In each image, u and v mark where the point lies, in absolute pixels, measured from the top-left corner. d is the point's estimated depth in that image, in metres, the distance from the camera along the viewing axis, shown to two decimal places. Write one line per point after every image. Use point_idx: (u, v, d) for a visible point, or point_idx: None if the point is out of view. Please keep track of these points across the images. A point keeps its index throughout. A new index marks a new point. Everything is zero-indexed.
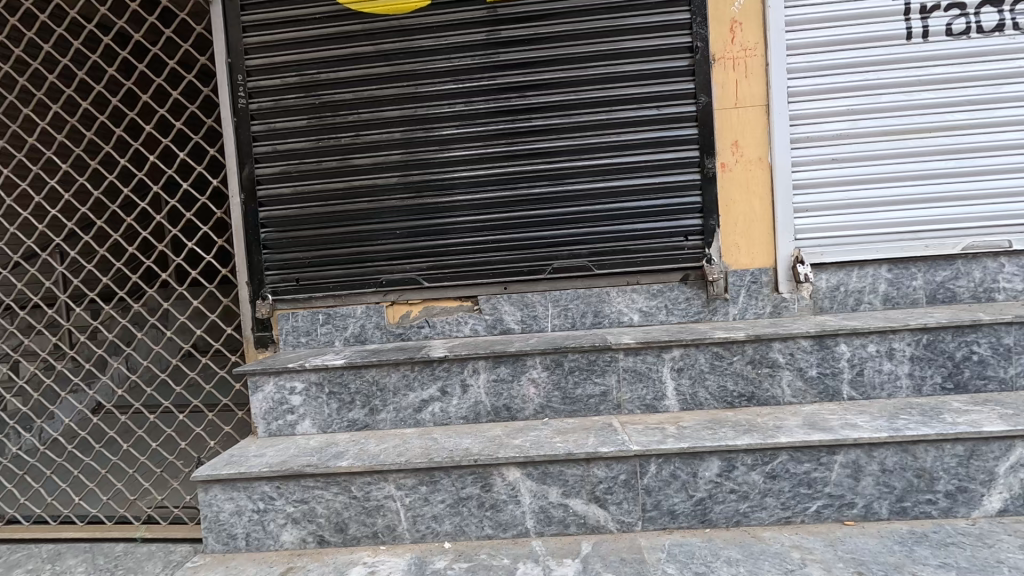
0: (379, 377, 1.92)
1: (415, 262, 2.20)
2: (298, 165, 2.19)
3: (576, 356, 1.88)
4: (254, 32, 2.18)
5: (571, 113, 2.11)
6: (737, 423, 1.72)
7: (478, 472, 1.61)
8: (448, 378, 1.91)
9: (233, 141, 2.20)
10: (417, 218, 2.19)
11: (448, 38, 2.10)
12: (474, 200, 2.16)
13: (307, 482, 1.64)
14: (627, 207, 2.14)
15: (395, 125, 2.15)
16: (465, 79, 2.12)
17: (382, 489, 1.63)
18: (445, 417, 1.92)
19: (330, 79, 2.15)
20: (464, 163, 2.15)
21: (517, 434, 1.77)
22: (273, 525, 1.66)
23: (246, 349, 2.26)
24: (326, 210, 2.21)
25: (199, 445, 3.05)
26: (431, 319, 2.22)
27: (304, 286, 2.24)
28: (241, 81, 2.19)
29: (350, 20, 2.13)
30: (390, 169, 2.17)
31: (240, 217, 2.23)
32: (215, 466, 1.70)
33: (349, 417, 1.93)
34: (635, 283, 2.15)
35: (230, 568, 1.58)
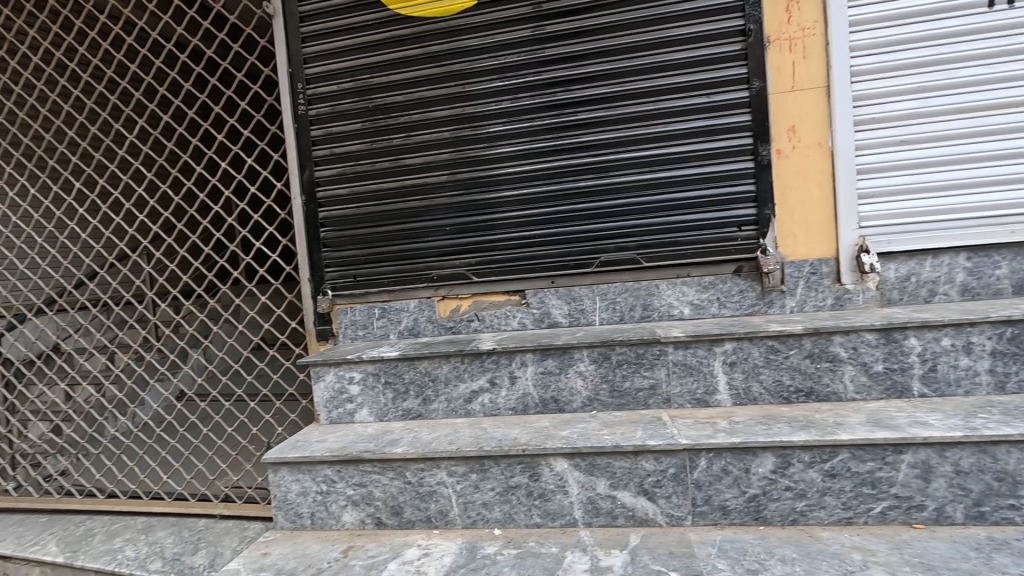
0: (431, 369, 1.99)
1: (465, 258, 2.26)
2: (353, 166, 2.31)
3: (624, 349, 1.88)
4: (312, 42, 2.31)
5: (617, 106, 2.09)
6: (794, 419, 1.66)
7: (526, 462, 1.65)
8: (496, 370, 1.96)
9: (294, 146, 2.34)
10: (466, 215, 2.24)
11: (494, 36, 2.14)
12: (521, 196, 2.19)
13: (365, 467, 1.73)
14: (676, 198, 2.10)
15: (444, 124, 2.21)
16: (511, 76, 2.14)
17: (435, 475, 1.70)
18: (494, 408, 1.97)
19: (382, 83, 2.25)
20: (511, 159, 2.18)
21: (563, 426, 1.79)
22: (334, 506, 1.77)
23: (309, 341, 2.41)
24: (380, 209, 2.31)
25: (268, 430, 3.28)
26: (480, 313, 2.27)
27: (361, 282, 2.36)
28: (301, 90, 2.33)
29: (400, 25, 2.21)
30: (439, 167, 2.24)
31: (302, 217, 2.37)
32: (283, 450, 1.83)
33: (403, 407, 2.02)
34: (685, 275, 2.11)
35: (297, 544, 1.71)
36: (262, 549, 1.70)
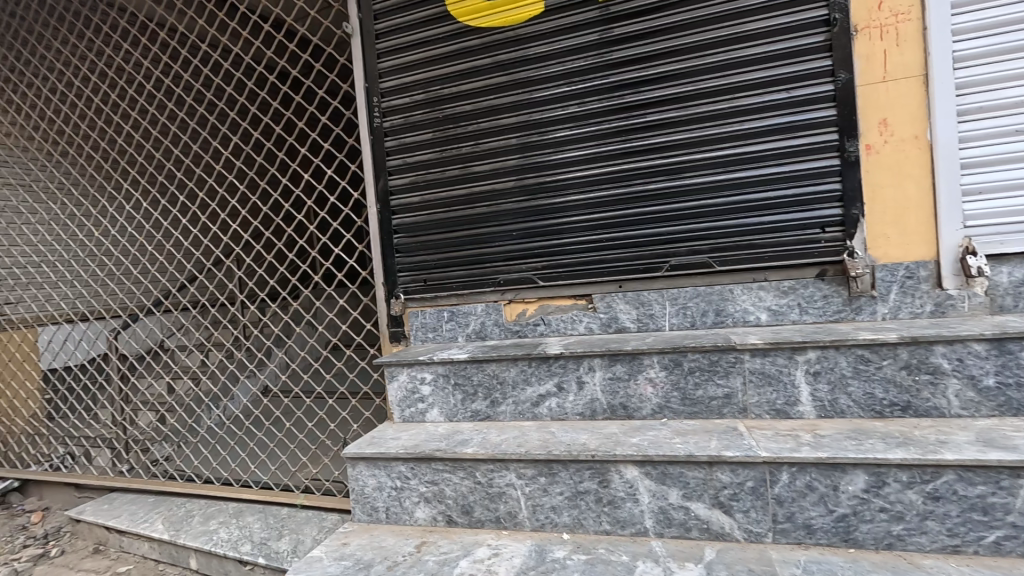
0: (499, 371, 2.02)
1: (532, 262, 2.28)
2: (424, 175, 2.40)
3: (696, 356, 1.82)
4: (386, 57, 2.43)
5: (689, 106, 2.04)
6: (888, 435, 1.54)
7: (596, 468, 1.63)
8: (564, 374, 1.96)
9: (370, 156, 2.47)
10: (532, 220, 2.27)
11: (561, 42, 2.15)
12: (587, 200, 2.19)
13: (437, 466, 1.79)
14: (752, 198, 2.01)
15: (511, 131, 2.25)
16: (578, 81, 2.15)
17: (505, 476, 1.72)
18: (562, 412, 1.97)
19: (452, 94, 2.32)
20: (577, 163, 2.18)
21: (634, 433, 1.75)
22: (408, 502, 1.83)
23: (383, 342, 2.53)
24: (450, 216, 2.38)
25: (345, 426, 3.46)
26: (547, 317, 2.28)
27: (431, 286, 2.44)
28: (376, 103, 2.45)
29: (469, 36, 2.28)
30: (507, 173, 2.28)
31: (377, 224, 2.50)
32: (360, 445, 1.94)
33: (472, 408, 2.07)
34: (762, 280, 2.02)
35: (374, 537, 1.79)
36: (342, 539, 1.80)
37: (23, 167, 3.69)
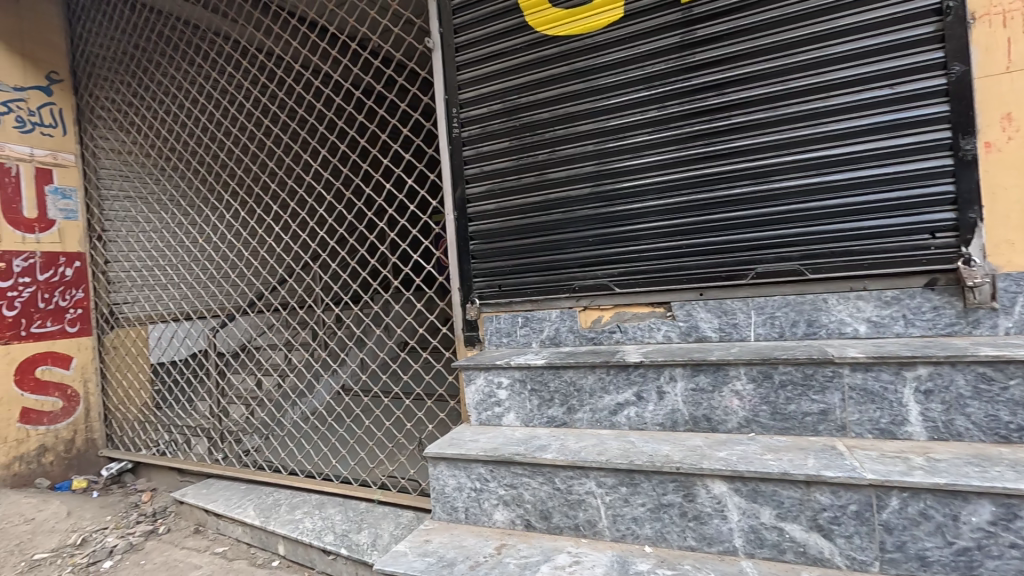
0: (576, 378, 2.01)
1: (608, 268, 2.26)
2: (501, 183, 2.45)
3: (788, 368, 1.72)
4: (466, 70, 2.51)
5: (777, 106, 1.95)
6: (1018, 463, 1.39)
7: (680, 480, 1.58)
8: (644, 384, 1.91)
9: (449, 166, 2.57)
10: (608, 226, 2.25)
11: (640, 47, 2.13)
12: (665, 206, 2.15)
13: (516, 469, 1.81)
14: (848, 203, 1.89)
15: (589, 137, 2.25)
16: (658, 85, 2.12)
17: (584, 484, 1.71)
18: (641, 422, 1.93)
19: (529, 102, 2.36)
20: (656, 168, 2.15)
21: (720, 447, 1.69)
22: (487, 504, 1.86)
23: (458, 346, 2.60)
24: (525, 223, 2.41)
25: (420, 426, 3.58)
26: (623, 324, 2.25)
27: (506, 291, 2.48)
28: (456, 114, 2.54)
29: (547, 45, 2.30)
30: (583, 180, 2.28)
31: (454, 231, 2.58)
32: (441, 446, 1.99)
33: (549, 414, 2.07)
34: (860, 289, 1.89)
35: (454, 536, 1.84)
36: (424, 535, 1.86)
37: (141, 181, 4.17)
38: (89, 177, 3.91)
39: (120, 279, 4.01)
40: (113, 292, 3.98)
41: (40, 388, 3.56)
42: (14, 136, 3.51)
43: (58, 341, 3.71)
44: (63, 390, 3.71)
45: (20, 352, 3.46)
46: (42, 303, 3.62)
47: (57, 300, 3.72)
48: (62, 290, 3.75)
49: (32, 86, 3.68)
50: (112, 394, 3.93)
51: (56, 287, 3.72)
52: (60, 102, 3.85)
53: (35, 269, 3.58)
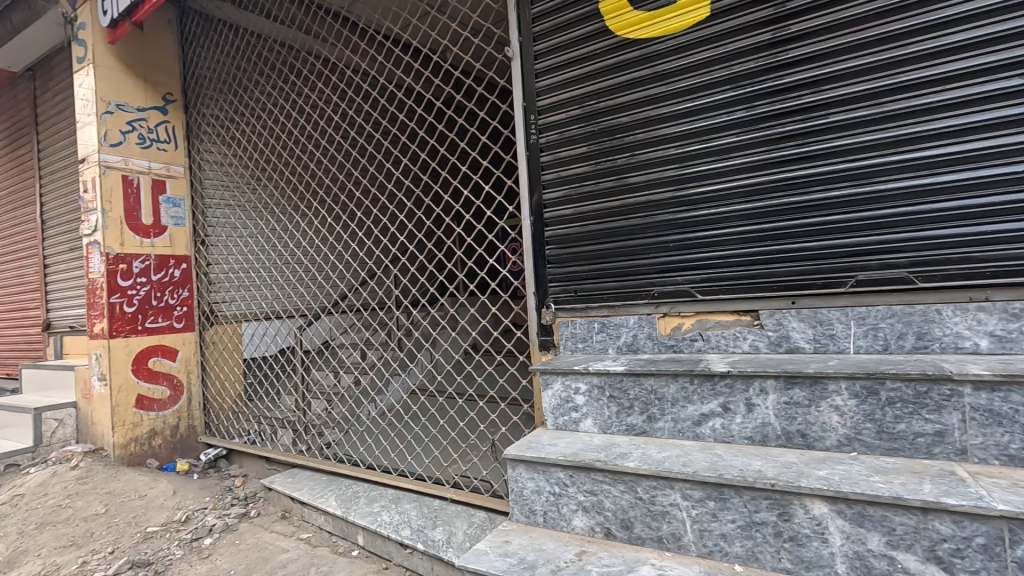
0: (657, 386, 1.96)
1: (689, 274, 2.20)
2: (579, 188, 2.44)
3: (897, 385, 1.59)
4: (544, 77, 2.54)
5: (881, 102, 1.83)
6: None
7: (775, 498, 1.50)
8: (731, 395, 1.83)
9: (526, 171, 2.60)
10: (689, 231, 2.19)
11: (726, 46, 2.06)
12: (752, 210, 2.06)
13: (596, 476, 1.79)
14: (966, 205, 1.73)
15: (671, 141, 2.20)
16: (745, 85, 2.04)
17: (669, 495, 1.66)
18: (727, 435, 1.85)
19: (609, 107, 2.34)
20: (743, 170, 2.07)
21: (819, 465, 1.58)
22: (566, 509, 1.86)
23: (532, 350, 2.62)
24: (602, 227, 2.39)
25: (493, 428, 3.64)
26: (706, 332, 2.18)
27: (582, 297, 2.47)
28: (534, 120, 2.58)
29: (628, 49, 2.28)
30: (663, 184, 2.23)
31: (530, 235, 2.61)
32: (520, 448, 2.00)
33: (628, 421, 2.04)
34: (980, 300, 1.72)
35: (533, 538, 1.85)
36: (503, 536, 1.89)
37: (239, 190, 4.54)
38: (196, 188, 4.31)
39: (220, 280, 4.37)
40: (213, 291, 4.34)
41: (151, 377, 3.99)
42: (135, 151, 3.98)
43: (168, 336, 4.11)
44: (170, 379, 4.10)
45: (136, 345, 3.90)
46: (155, 301, 4.04)
47: (167, 297, 4.12)
48: (171, 289, 4.15)
49: (151, 106, 4.12)
50: (210, 385, 4.28)
51: (166, 287, 4.12)
52: (174, 121, 4.27)
53: (150, 269, 4.01)
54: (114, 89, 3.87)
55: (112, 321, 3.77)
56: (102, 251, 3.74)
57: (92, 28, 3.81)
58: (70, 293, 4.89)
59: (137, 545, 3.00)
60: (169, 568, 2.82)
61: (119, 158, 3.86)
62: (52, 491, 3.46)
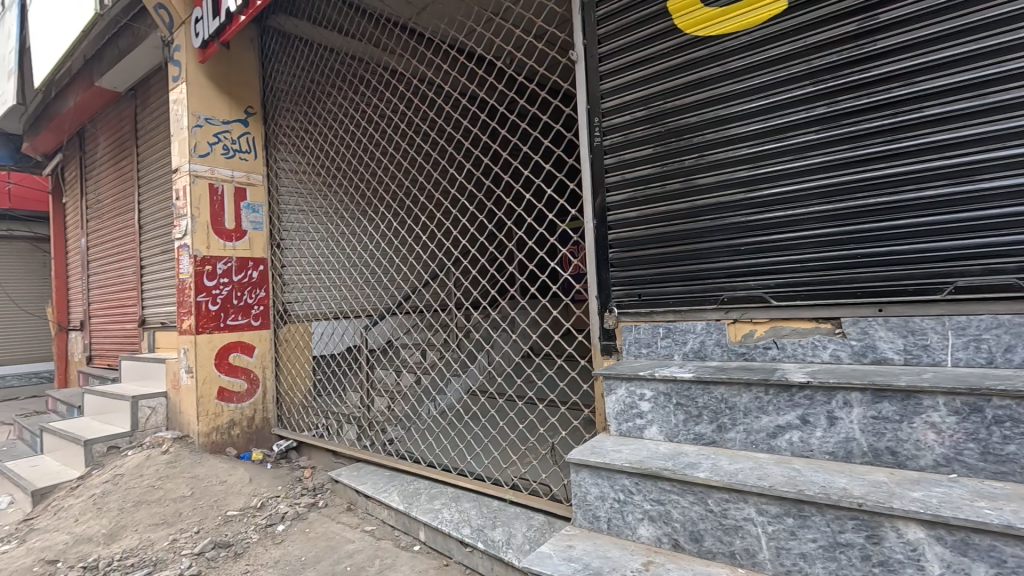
0: (729, 395, 1.88)
1: (762, 279, 2.10)
2: (644, 191, 2.40)
3: (1005, 403, 1.45)
4: (609, 79, 2.52)
5: (986, 93, 1.68)
6: None
7: (862, 519, 1.41)
8: (811, 407, 1.74)
9: (589, 175, 2.60)
10: (761, 234, 2.10)
11: (805, 39, 1.96)
12: (832, 212, 1.94)
13: (664, 485, 1.74)
14: None
15: (743, 141, 2.12)
16: (827, 80, 1.93)
17: (742, 509, 1.59)
18: (806, 449, 1.75)
19: (676, 108, 2.29)
20: (823, 169, 1.95)
21: (912, 486, 1.47)
22: (631, 517, 1.83)
23: (594, 354, 2.60)
24: (668, 230, 2.34)
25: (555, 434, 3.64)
26: (781, 340, 2.08)
27: (646, 301, 2.42)
28: (598, 123, 2.56)
29: (697, 47, 2.22)
30: (735, 186, 2.15)
31: (592, 239, 2.60)
32: (584, 453, 1.99)
33: (696, 430, 1.97)
34: None
35: (597, 545, 1.83)
36: (567, 541, 1.88)
37: (312, 197, 4.82)
38: (274, 195, 4.61)
39: (293, 281, 4.64)
40: (287, 292, 4.61)
41: (232, 371, 4.28)
42: (221, 161, 4.30)
43: (246, 333, 4.39)
44: (247, 373, 4.38)
45: (219, 341, 4.20)
46: (236, 301, 4.34)
47: (246, 297, 4.41)
48: (250, 289, 4.44)
49: (235, 119, 4.44)
50: (282, 380, 4.55)
51: (246, 287, 4.41)
52: (254, 132, 4.58)
53: (232, 271, 4.31)
54: (203, 104, 4.21)
55: (199, 319, 4.08)
56: (191, 253, 4.07)
57: (186, 49, 4.17)
58: (162, 292, 5.35)
59: (219, 527, 3.23)
60: (247, 551, 3.01)
61: (206, 167, 4.18)
62: (146, 472, 3.79)
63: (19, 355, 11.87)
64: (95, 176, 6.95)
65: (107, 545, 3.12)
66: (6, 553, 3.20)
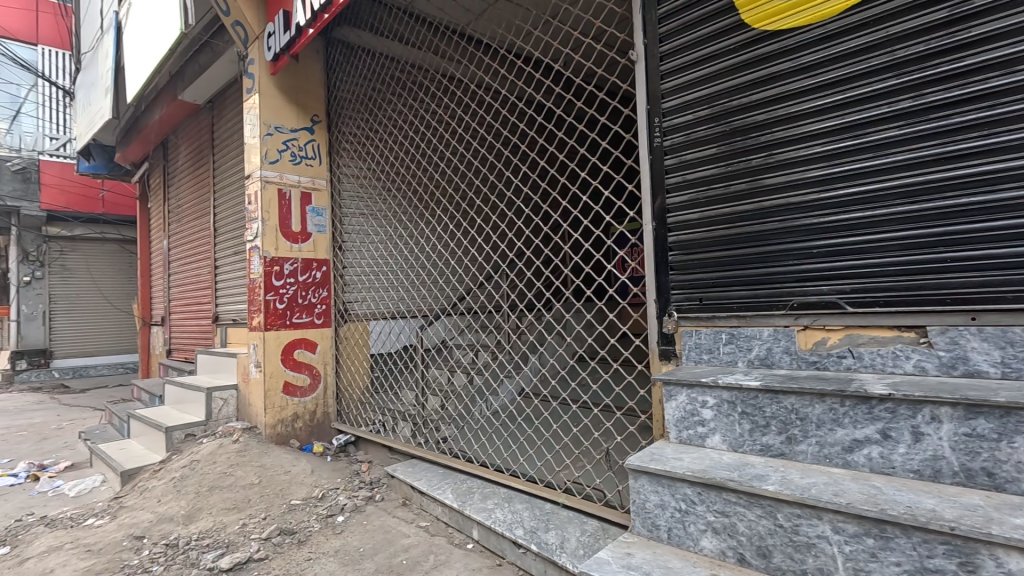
0: (800, 406, 1.79)
1: (837, 283, 1.98)
2: (706, 191, 2.33)
3: None
4: (669, 78, 2.47)
5: None
6: None
7: (954, 544, 1.30)
8: (893, 421, 1.62)
9: (648, 176, 2.55)
10: (836, 236, 1.99)
11: (889, 29, 1.85)
12: (917, 212, 1.81)
13: (728, 497, 1.68)
14: None
15: (815, 138, 2.02)
16: (912, 71, 1.81)
17: (815, 526, 1.52)
18: (887, 465, 1.64)
19: (741, 106, 2.21)
20: (907, 167, 1.83)
21: (1014, 511, 1.34)
22: (693, 528, 1.77)
23: (652, 359, 2.54)
24: (733, 233, 2.25)
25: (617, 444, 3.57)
26: (857, 349, 1.96)
27: (707, 305, 2.35)
28: (658, 123, 2.51)
29: (766, 42, 2.14)
30: (806, 186, 2.05)
31: (651, 241, 2.55)
32: (643, 459, 1.95)
33: (763, 441, 1.89)
34: None
35: (657, 554, 1.79)
36: (625, 548, 1.85)
37: (372, 200, 5.00)
38: (337, 199, 4.83)
39: (353, 282, 4.83)
40: (347, 292, 4.81)
41: (296, 366, 4.49)
42: (289, 167, 4.54)
43: (309, 330, 4.60)
44: (310, 369, 4.59)
45: (285, 337, 4.43)
46: (300, 299, 4.55)
47: (310, 296, 4.62)
48: (314, 289, 4.65)
49: (302, 127, 4.68)
50: (342, 376, 4.74)
51: (310, 286, 4.62)
52: (319, 139, 4.80)
53: (297, 271, 4.54)
54: (274, 113, 4.47)
55: (267, 316, 4.32)
56: (262, 254, 4.32)
57: (260, 62, 4.44)
58: (234, 291, 5.70)
59: (284, 514, 3.40)
60: (310, 539, 3.16)
61: (276, 173, 4.43)
62: (219, 459, 4.05)
63: (109, 347, 13.01)
64: (176, 183, 7.51)
65: (185, 525, 3.35)
66: (99, 527, 3.50)
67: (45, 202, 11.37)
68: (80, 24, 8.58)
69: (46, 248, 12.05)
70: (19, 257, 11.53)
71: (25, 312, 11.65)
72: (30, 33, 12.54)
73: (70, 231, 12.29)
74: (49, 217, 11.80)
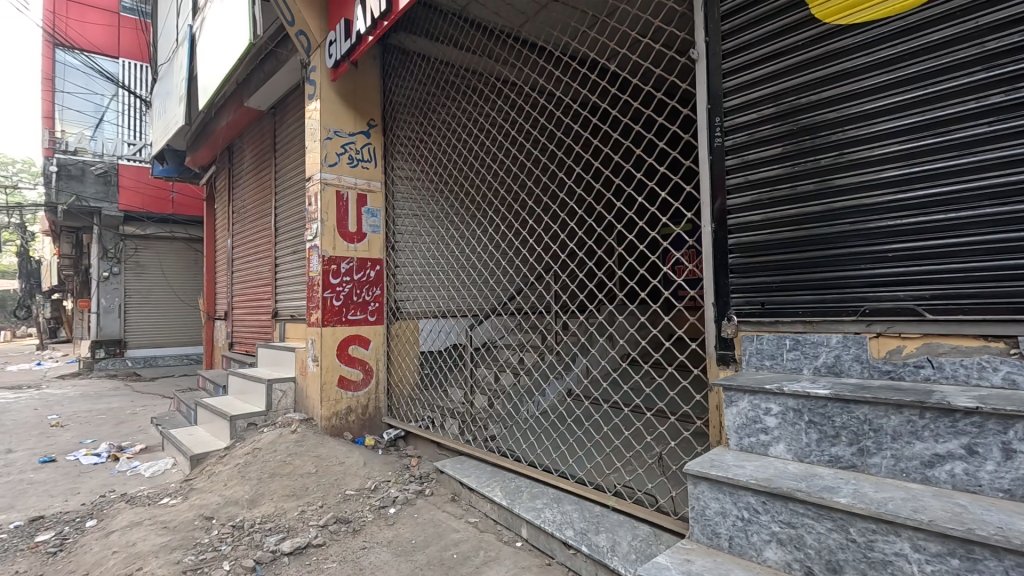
0: (873, 416, 1.72)
1: (914, 289, 1.88)
2: (771, 192, 2.25)
3: None
4: (733, 76, 2.40)
5: None
6: None
7: None
8: (980, 436, 1.53)
9: (708, 177, 2.49)
10: (915, 239, 1.88)
11: (980, 19, 1.74)
12: (1010, 213, 1.69)
13: (796, 508, 1.63)
14: None
15: (891, 137, 1.93)
16: (1005, 63, 1.70)
17: (892, 543, 1.45)
18: (973, 483, 1.55)
19: (812, 103, 2.13)
20: (999, 165, 1.72)
21: None
22: (757, 538, 1.73)
23: (709, 364, 2.49)
24: (799, 235, 2.17)
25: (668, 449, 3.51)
26: (937, 358, 1.85)
27: (770, 309, 2.27)
28: (719, 123, 2.45)
29: (839, 36, 2.05)
30: (882, 187, 1.95)
31: (710, 244, 2.48)
32: (703, 465, 1.91)
33: (832, 452, 1.81)
34: None
35: (718, 563, 1.75)
36: (684, 555, 1.83)
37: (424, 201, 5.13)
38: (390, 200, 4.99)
39: (405, 280, 4.98)
40: (399, 291, 4.96)
41: (351, 362, 4.66)
42: (347, 170, 4.71)
43: (363, 327, 4.76)
44: (364, 364, 4.76)
45: (340, 333, 4.60)
46: (355, 297, 4.71)
47: (364, 294, 4.78)
48: (368, 287, 4.80)
49: (359, 131, 4.84)
50: (393, 371, 4.89)
51: (365, 285, 4.78)
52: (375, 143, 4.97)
53: (353, 270, 4.70)
54: (333, 117, 4.65)
55: (324, 313, 4.50)
56: (321, 253, 4.51)
57: (322, 69, 4.63)
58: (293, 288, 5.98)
59: (339, 503, 3.54)
60: (364, 528, 3.27)
61: (334, 175, 4.62)
62: (279, 448, 4.25)
63: (176, 339, 13.86)
64: (240, 185, 7.93)
65: (249, 509, 3.54)
66: (173, 506, 3.75)
67: (123, 203, 12.27)
68: (158, 36, 9.21)
69: (123, 246, 13.00)
70: (99, 254, 12.49)
71: (104, 305, 12.60)
72: (113, 47, 13.58)
73: (143, 230, 13.24)
74: (125, 218, 12.74)
